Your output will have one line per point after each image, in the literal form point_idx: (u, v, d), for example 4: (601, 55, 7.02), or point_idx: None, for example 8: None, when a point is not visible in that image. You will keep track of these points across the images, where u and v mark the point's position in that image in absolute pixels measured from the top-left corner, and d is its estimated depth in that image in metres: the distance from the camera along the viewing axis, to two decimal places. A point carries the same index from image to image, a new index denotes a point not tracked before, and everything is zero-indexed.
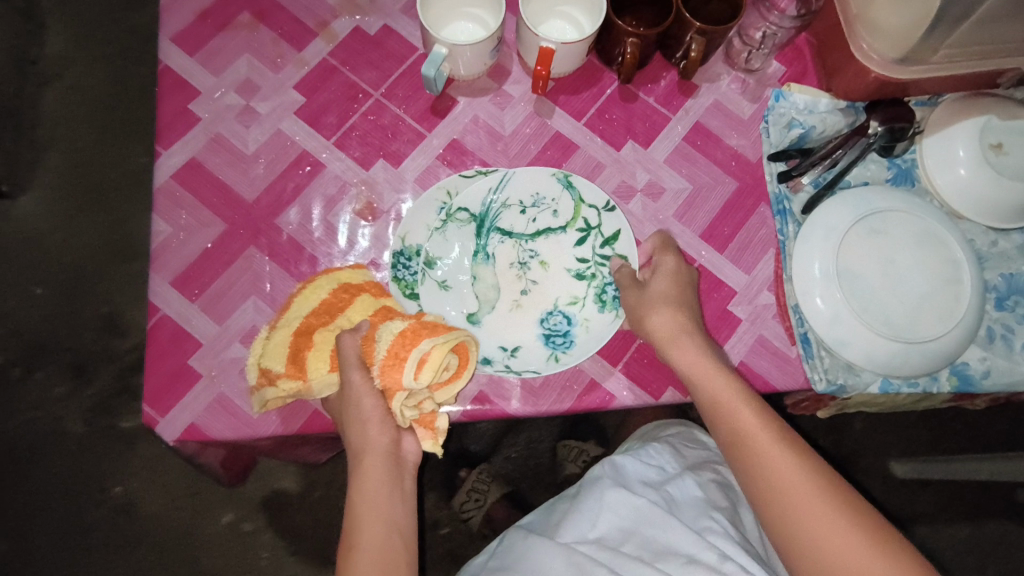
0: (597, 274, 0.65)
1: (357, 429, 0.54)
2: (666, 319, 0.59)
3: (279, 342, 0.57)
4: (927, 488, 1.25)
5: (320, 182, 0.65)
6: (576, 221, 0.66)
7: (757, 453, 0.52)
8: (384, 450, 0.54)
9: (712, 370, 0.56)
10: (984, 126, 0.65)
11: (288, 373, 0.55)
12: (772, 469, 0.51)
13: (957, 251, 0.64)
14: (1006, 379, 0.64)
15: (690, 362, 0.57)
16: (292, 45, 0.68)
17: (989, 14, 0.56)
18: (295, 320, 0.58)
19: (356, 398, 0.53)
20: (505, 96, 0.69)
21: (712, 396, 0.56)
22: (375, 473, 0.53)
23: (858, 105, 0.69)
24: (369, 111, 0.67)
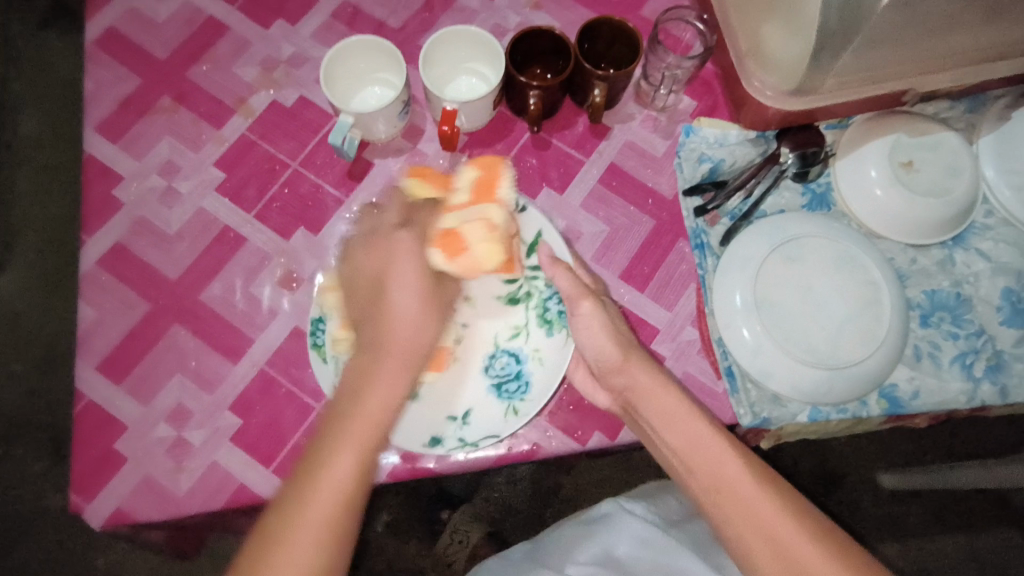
0: (532, 292, 0.66)
1: (397, 285, 0.53)
2: (630, 381, 0.57)
3: (473, 254, 0.57)
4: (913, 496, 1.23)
5: (242, 256, 0.66)
6: None
7: (748, 503, 0.51)
8: (405, 334, 0.52)
9: (660, 390, 0.56)
10: (892, 145, 0.67)
11: (466, 266, 0.57)
12: (715, 466, 0.53)
13: (875, 271, 0.65)
14: (936, 398, 0.63)
15: (666, 409, 0.55)
16: (211, 123, 0.70)
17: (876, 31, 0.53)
18: (495, 216, 0.59)
19: (402, 262, 0.54)
20: (419, 155, 0.70)
21: (691, 453, 0.54)
22: (399, 377, 0.50)
23: (767, 134, 0.71)
24: (287, 181, 0.69)
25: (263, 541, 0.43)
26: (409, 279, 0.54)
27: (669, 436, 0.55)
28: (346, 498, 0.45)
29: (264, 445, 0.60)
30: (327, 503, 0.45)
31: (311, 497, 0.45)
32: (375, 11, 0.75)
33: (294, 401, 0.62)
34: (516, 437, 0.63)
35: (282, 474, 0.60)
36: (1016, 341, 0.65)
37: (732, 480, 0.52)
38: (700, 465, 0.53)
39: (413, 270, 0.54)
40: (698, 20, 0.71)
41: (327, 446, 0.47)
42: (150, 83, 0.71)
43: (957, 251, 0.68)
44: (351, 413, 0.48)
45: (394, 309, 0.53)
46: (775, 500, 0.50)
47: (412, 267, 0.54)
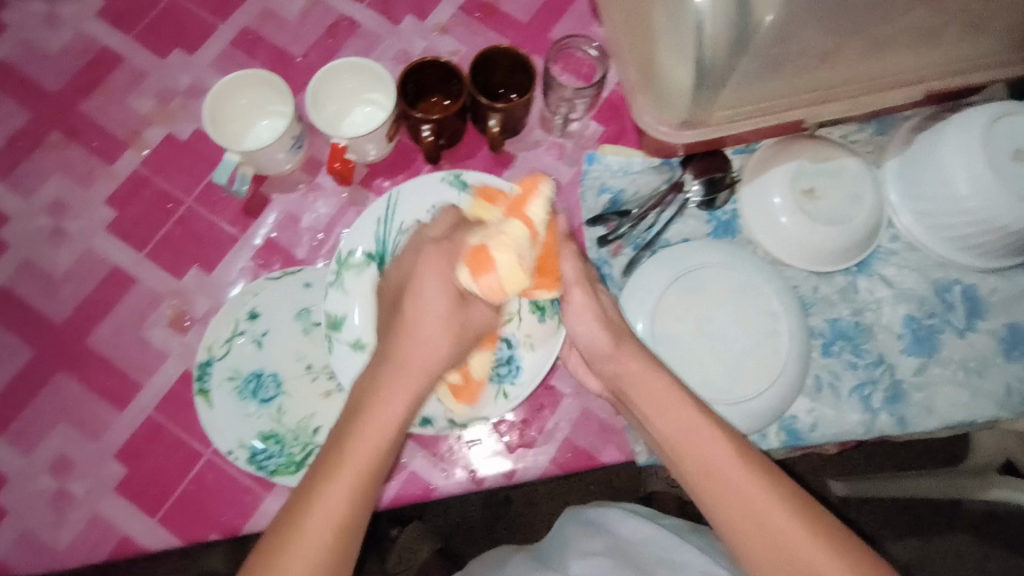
0: None
1: (410, 296, 0.48)
2: (617, 363, 0.53)
3: (502, 276, 0.46)
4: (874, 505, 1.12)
5: (131, 298, 0.64)
6: None
7: (739, 494, 0.45)
8: (421, 347, 0.47)
9: (649, 370, 0.52)
10: (795, 171, 0.65)
11: (494, 290, 0.46)
12: (700, 450, 0.47)
13: (775, 302, 0.64)
14: (833, 429, 0.63)
15: (651, 391, 0.51)
16: (102, 158, 0.67)
17: (751, 63, 0.51)
18: (520, 236, 0.47)
19: (417, 290, 0.48)
20: (318, 189, 0.67)
21: (681, 438, 0.48)
22: (394, 401, 0.45)
23: (673, 161, 0.69)
24: (180, 219, 0.66)
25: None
26: (434, 302, 0.47)
27: (659, 421, 0.50)
28: (329, 542, 0.41)
29: (151, 493, 0.60)
30: (301, 566, 0.40)
31: (287, 551, 0.41)
32: (278, 36, 0.71)
33: (182, 447, 0.61)
34: (410, 478, 0.62)
35: (167, 524, 0.59)
36: (916, 370, 0.65)
37: (716, 464, 0.46)
38: (687, 452, 0.48)
39: (438, 292, 0.47)
40: (590, 46, 0.71)
41: (318, 486, 0.42)
42: (39, 117, 0.68)
43: (861, 278, 0.67)
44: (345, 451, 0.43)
45: (410, 331, 0.47)
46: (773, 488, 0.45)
47: (433, 292, 0.47)
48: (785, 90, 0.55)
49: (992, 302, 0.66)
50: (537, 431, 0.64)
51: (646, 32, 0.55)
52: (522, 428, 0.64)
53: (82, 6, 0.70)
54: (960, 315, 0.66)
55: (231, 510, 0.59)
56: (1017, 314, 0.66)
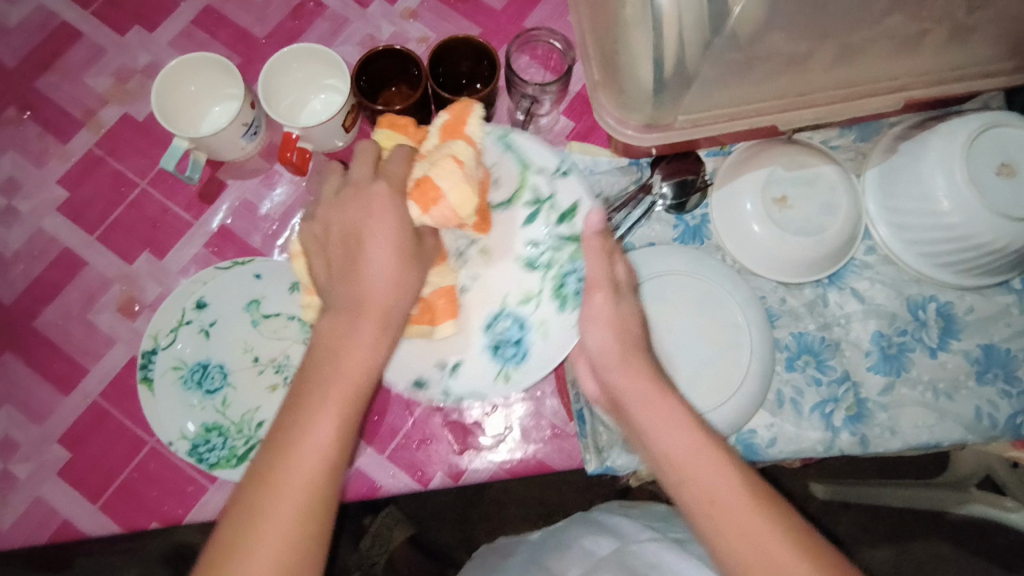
0: (553, 261, 0.59)
1: (360, 262, 0.45)
2: (623, 378, 0.46)
3: (454, 205, 0.50)
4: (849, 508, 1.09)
5: (81, 280, 0.63)
6: (524, 193, 0.59)
7: (750, 536, 0.38)
8: (371, 284, 0.45)
9: (655, 392, 0.45)
10: (767, 178, 0.62)
11: (448, 217, 0.50)
12: (706, 485, 0.40)
13: (738, 313, 0.61)
14: (793, 446, 0.62)
15: (655, 417, 0.44)
16: (56, 137, 0.65)
17: (718, 62, 0.49)
18: (467, 155, 0.52)
19: (366, 255, 0.45)
20: (276, 175, 0.65)
21: (686, 465, 0.41)
22: (367, 345, 0.43)
23: (642, 162, 0.67)
24: (134, 202, 0.65)
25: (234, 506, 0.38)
26: (379, 268, 0.45)
27: (662, 447, 0.43)
28: (315, 472, 0.38)
29: (90, 480, 0.59)
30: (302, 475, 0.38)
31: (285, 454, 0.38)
32: (241, 15, 0.68)
33: (125, 435, 0.60)
34: (357, 476, 0.61)
35: (108, 511, 0.58)
36: (882, 389, 0.63)
37: (724, 504, 0.40)
38: (691, 488, 0.41)
39: (386, 235, 0.46)
40: (553, 38, 0.67)
41: (304, 400, 0.40)
42: None
43: (831, 291, 0.66)
44: (310, 417, 0.40)
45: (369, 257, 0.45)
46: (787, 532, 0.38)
47: (386, 235, 0.46)
48: (753, 93, 0.52)
49: (967, 321, 0.64)
50: (487, 433, 0.62)
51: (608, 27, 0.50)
52: (473, 429, 0.62)
53: None
54: (933, 334, 0.64)
55: (173, 500, 0.58)
56: (993, 334, 0.64)
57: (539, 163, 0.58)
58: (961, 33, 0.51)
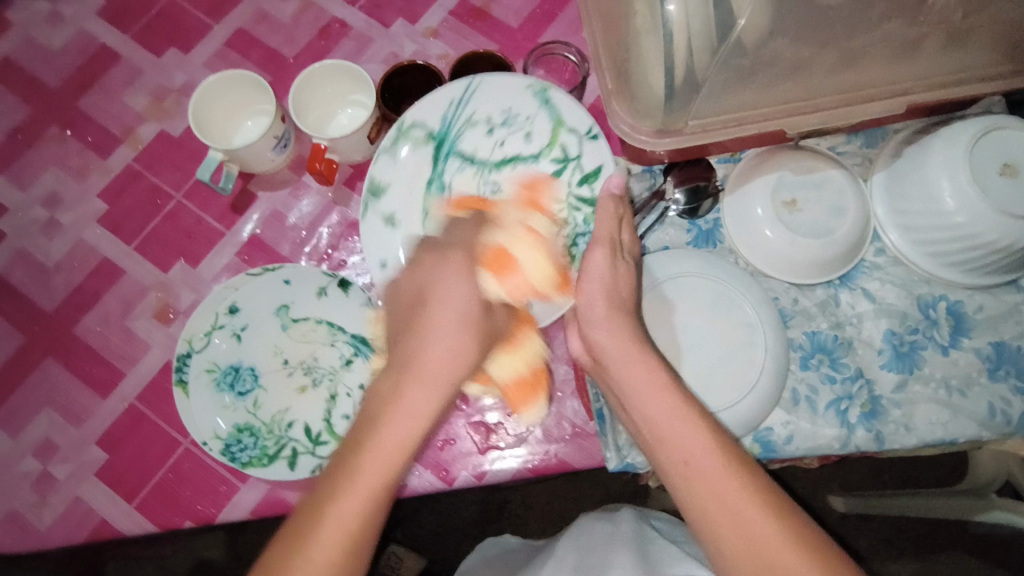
0: (569, 220, 0.63)
1: (416, 344, 0.45)
2: (606, 337, 0.51)
3: (526, 273, 0.52)
4: (871, 521, 1.07)
5: (119, 288, 0.66)
6: (554, 150, 0.65)
7: (710, 477, 0.41)
8: (442, 338, 0.45)
9: (631, 351, 0.49)
10: (776, 182, 0.65)
11: (517, 292, 0.51)
12: (666, 426, 0.44)
13: (752, 313, 0.63)
14: (809, 443, 0.63)
15: (630, 375, 0.48)
16: (97, 153, 0.69)
17: (727, 68, 0.51)
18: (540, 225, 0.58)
19: (450, 287, 0.47)
20: (304, 187, 0.68)
21: (660, 424, 0.45)
22: (423, 401, 0.42)
23: (655, 169, 0.70)
24: (169, 213, 0.68)
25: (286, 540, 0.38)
26: (460, 301, 0.47)
27: (634, 404, 0.47)
28: (381, 489, 0.39)
29: (127, 480, 0.61)
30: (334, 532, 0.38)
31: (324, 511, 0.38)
32: (270, 37, 0.72)
33: (161, 437, 0.62)
34: None
35: (143, 510, 0.60)
36: (895, 387, 0.64)
37: (685, 446, 0.43)
38: (659, 433, 0.44)
39: (466, 301, 0.47)
40: (568, 51, 0.72)
41: (349, 453, 0.40)
42: (40, 113, 0.70)
43: (843, 291, 0.67)
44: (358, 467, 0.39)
45: (431, 302, 0.47)
46: (743, 473, 0.41)
47: (461, 295, 0.47)
48: (761, 97, 0.54)
49: (977, 320, 0.65)
50: (509, 434, 0.64)
51: (618, 38, 0.54)
52: (496, 429, 0.64)
53: (84, 6, 0.72)
54: (944, 332, 0.65)
55: (206, 499, 0.60)
56: (1004, 332, 0.65)
57: (572, 123, 0.63)
58: (956, 38, 0.54)
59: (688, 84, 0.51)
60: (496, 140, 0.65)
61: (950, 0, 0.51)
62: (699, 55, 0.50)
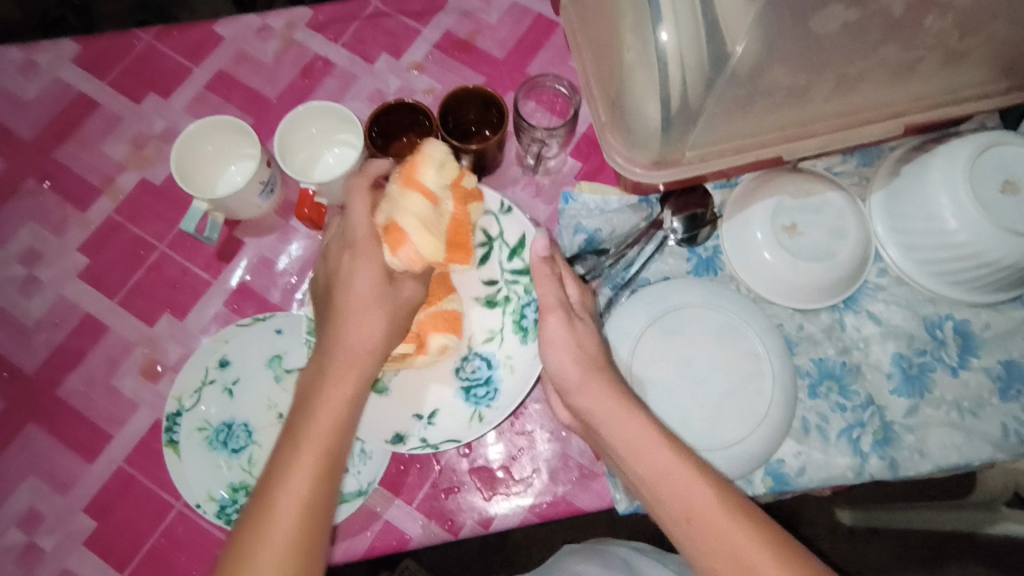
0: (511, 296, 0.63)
1: (334, 332, 0.50)
2: (589, 397, 0.50)
3: (422, 247, 0.51)
4: (878, 533, 1.05)
5: (103, 345, 0.63)
6: (479, 236, 0.64)
7: (718, 532, 0.42)
8: (360, 321, 0.50)
9: (623, 410, 0.48)
10: (775, 208, 0.63)
11: (412, 261, 0.52)
12: (668, 486, 0.45)
13: (758, 342, 0.62)
14: (823, 474, 0.61)
15: (622, 436, 0.47)
16: (76, 205, 0.67)
17: (723, 99, 0.50)
18: (420, 209, 0.51)
19: (344, 327, 0.50)
20: (292, 231, 0.66)
21: (659, 482, 0.45)
22: (342, 392, 0.47)
23: (651, 199, 0.68)
24: (153, 265, 0.65)
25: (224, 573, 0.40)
26: (365, 285, 0.51)
27: (634, 467, 0.46)
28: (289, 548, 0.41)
29: (120, 547, 0.58)
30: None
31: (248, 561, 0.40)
32: (251, 78, 0.70)
33: (152, 500, 0.59)
34: (385, 529, 0.60)
35: None
36: (907, 411, 0.63)
37: (690, 500, 0.44)
38: (665, 494, 0.45)
39: (368, 292, 0.51)
40: (559, 83, 0.69)
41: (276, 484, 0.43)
42: (16, 166, 0.68)
43: (847, 315, 0.66)
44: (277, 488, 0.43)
45: (348, 319, 0.50)
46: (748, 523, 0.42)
47: (372, 332, 0.50)
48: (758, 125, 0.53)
49: (985, 338, 0.64)
50: (515, 478, 0.62)
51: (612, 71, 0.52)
52: (501, 473, 0.62)
53: (58, 53, 0.70)
54: (953, 352, 0.64)
55: (203, 564, 0.58)
56: (1013, 350, 0.64)
57: (485, 204, 0.62)
58: (951, 58, 0.53)
59: (684, 115, 0.50)
60: None
61: (945, 23, 0.50)
62: (696, 88, 0.48)
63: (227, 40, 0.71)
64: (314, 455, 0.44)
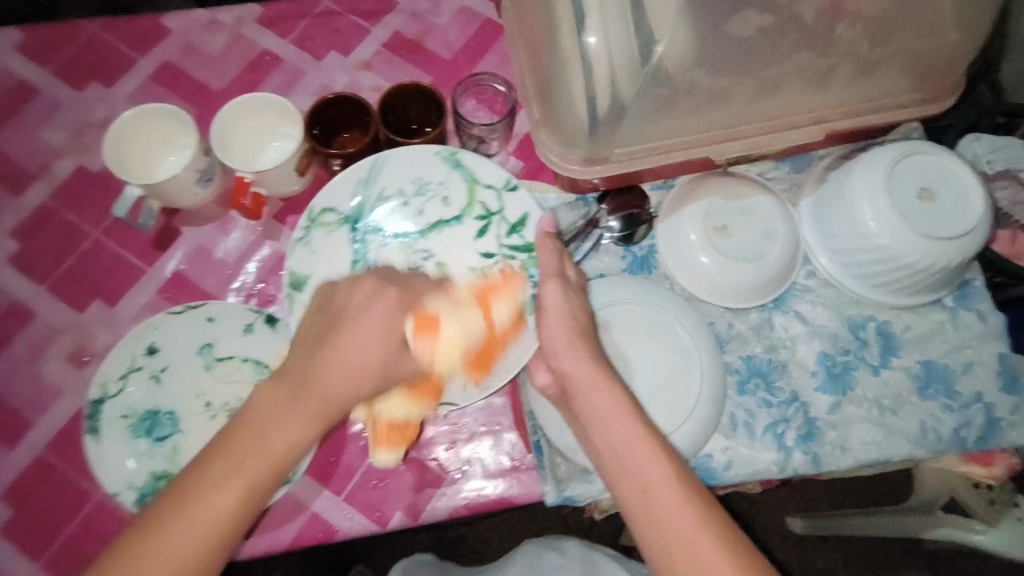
0: (505, 268, 0.63)
1: (331, 360, 0.44)
2: (570, 363, 0.48)
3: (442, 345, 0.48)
4: (827, 541, 1.07)
5: (30, 330, 0.62)
6: (474, 209, 0.64)
7: (670, 509, 0.41)
8: (359, 333, 0.45)
9: (598, 378, 0.47)
10: (707, 209, 0.65)
11: (430, 357, 0.48)
12: (630, 458, 0.43)
13: (687, 339, 0.63)
14: (748, 468, 0.63)
15: (601, 402, 0.46)
16: (10, 190, 0.66)
17: (646, 97, 0.52)
18: (473, 325, 0.50)
19: (347, 344, 0.45)
20: (231, 222, 0.66)
21: (620, 449, 0.43)
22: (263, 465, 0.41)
23: (588, 197, 0.70)
24: (86, 251, 0.65)
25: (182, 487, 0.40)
26: (371, 340, 0.45)
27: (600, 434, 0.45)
28: (235, 510, 0.40)
29: (34, 535, 0.57)
30: (205, 517, 0.39)
31: (197, 491, 0.40)
32: (197, 70, 0.71)
33: (70, 488, 0.58)
34: (313, 519, 0.60)
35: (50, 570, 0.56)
36: (830, 408, 0.65)
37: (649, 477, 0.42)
38: (621, 468, 0.43)
39: (370, 348, 0.45)
40: (497, 81, 0.71)
41: (179, 510, 0.40)
42: None
43: (776, 314, 0.68)
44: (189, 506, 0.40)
45: (345, 327, 0.46)
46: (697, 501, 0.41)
47: (365, 343, 0.45)
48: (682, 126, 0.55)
49: (905, 339, 0.67)
50: (447, 469, 0.62)
51: (543, 66, 0.53)
52: (432, 465, 0.62)
53: (0, 39, 0.70)
54: (874, 352, 0.66)
55: None
56: (931, 351, 0.66)
57: (486, 179, 0.64)
58: (866, 66, 0.55)
59: (611, 113, 0.52)
60: (413, 212, 0.65)
61: (855, 32, 0.53)
62: (617, 86, 0.50)
63: (174, 32, 0.72)
64: (276, 456, 0.41)
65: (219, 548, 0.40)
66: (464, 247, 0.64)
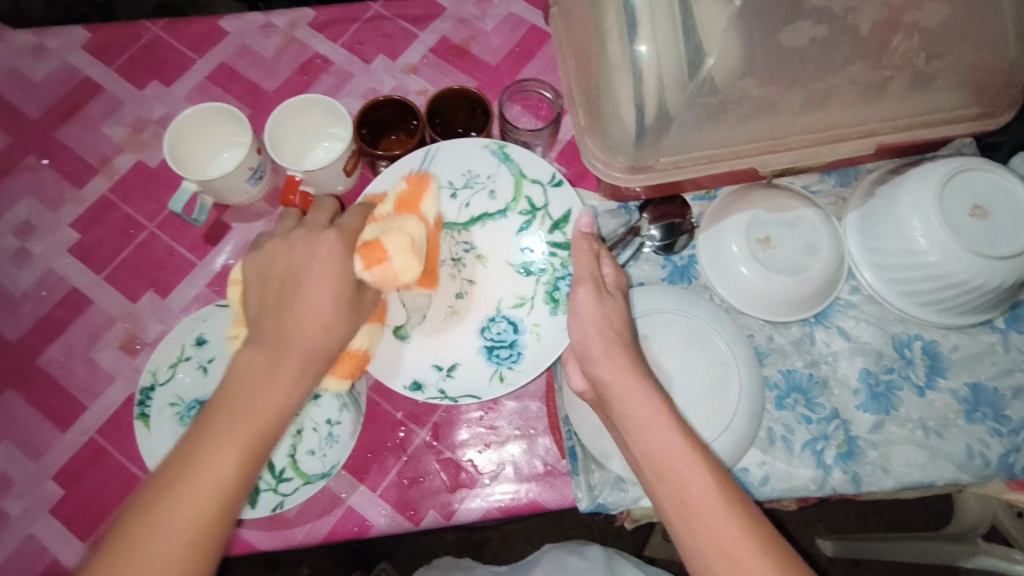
0: (547, 268, 0.65)
1: (294, 318, 0.45)
2: (608, 369, 0.48)
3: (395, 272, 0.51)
4: (859, 565, 1.05)
5: (86, 317, 0.65)
6: (519, 202, 0.66)
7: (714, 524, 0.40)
8: (318, 293, 0.46)
9: (639, 387, 0.46)
10: (750, 220, 0.64)
11: (384, 280, 0.50)
12: (673, 470, 0.42)
13: (728, 351, 0.62)
14: (785, 485, 0.62)
15: (642, 410, 0.45)
16: (72, 182, 0.69)
17: (694, 106, 0.52)
18: (413, 230, 0.53)
19: (304, 302, 0.46)
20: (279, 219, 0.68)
21: (662, 459, 0.43)
22: (258, 421, 0.42)
23: (631, 205, 0.70)
24: (141, 243, 0.67)
25: (178, 458, 0.40)
26: (317, 302, 0.46)
27: (639, 444, 0.44)
28: (232, 480, 0.40)
29: (83, 516, 0.59)
30: (210, 483, 0.40)
31: (204, 456, 0.40)
32: (252, 72, 0.73)
33: (119, 472, 0.60)
34: (348, 514, 0.61)
35: None
36: (872, 427, 0.63)
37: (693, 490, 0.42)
38: (665, 480, 0.43)
39: (322, 298, 0.46)
40: (543, 88, 0.71)
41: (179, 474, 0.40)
42: (19, 142, 0.70)
43: (818, 329, 0.67)
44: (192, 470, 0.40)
45: (308, 288, 0.47)
46: (741, 515, 0.41)
47: (322, 294, 0.46)
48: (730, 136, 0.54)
49: (952, 360, 0.65)
50: (481, 471, 0.62)
51: (591, 73, 0.53)
52: (467, 466, 0.62)
53: (68, 38, 0.73)
54: (920, 372, 0.65)
55: None
56: (979, 373, 0.64)
57: (534, 174, 0.65)
58: (922, 80, 0.54)
59: (658, 121, 0.52)
60: (459, 203, 0.66)
61: (912, 44, 0.52)
62: (665, 94, 0.50)
63: (231, 34, 0.74)
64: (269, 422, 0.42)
65: (220, 522, 0.40)
66: (505, 239, 0.66)
